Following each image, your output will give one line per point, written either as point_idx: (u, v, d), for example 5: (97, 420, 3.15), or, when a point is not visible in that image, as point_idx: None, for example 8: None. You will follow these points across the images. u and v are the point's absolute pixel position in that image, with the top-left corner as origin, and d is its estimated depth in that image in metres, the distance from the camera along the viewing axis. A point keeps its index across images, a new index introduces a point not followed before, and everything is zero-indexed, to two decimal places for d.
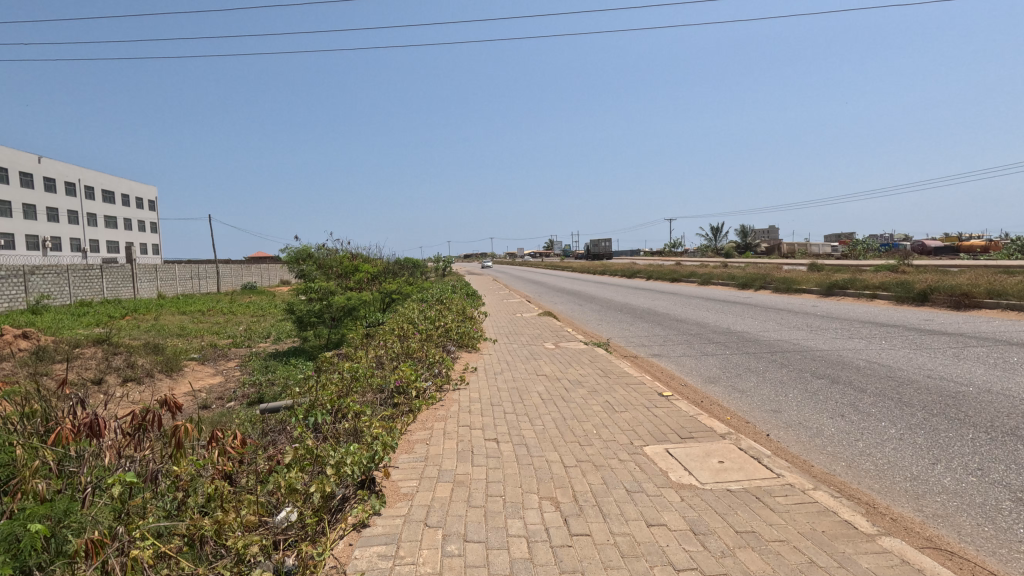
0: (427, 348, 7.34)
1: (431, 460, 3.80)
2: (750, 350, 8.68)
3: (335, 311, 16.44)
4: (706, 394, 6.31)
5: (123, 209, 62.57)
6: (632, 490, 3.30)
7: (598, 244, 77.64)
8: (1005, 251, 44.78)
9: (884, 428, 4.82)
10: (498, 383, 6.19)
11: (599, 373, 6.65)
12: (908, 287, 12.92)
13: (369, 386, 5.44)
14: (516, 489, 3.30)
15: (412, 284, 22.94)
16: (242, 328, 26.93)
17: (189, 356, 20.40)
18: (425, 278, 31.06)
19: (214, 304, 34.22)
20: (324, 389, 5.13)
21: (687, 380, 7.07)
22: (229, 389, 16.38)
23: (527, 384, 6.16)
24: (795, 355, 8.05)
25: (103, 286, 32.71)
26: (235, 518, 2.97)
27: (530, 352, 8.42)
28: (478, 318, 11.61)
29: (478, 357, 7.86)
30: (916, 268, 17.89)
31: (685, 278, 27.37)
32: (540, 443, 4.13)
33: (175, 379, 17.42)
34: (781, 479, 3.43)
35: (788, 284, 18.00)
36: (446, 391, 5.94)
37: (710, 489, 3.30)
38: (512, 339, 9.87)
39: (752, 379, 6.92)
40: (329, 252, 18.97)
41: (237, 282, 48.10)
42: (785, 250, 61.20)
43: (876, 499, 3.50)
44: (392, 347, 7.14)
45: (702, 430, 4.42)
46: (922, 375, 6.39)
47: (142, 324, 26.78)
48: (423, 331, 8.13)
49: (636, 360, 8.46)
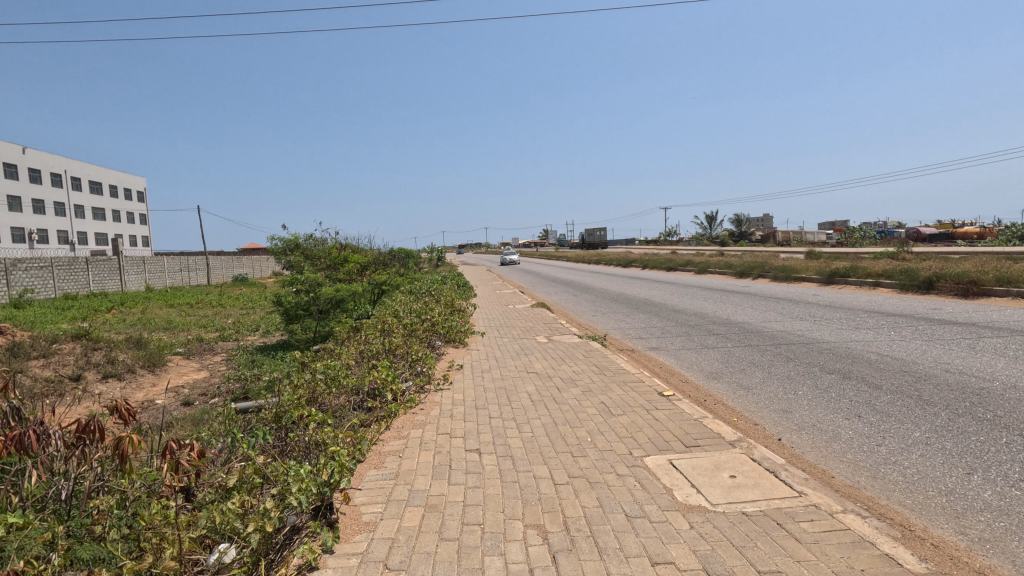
0: (410, 344, 6.85)
1: (402, 478, 3.33)
2: (753, 343, 8.23)
3: (322, 304, 15.95)
4: (709, 392, 5.86)
5: (112, 201, 61.67)
6: (632, 515, 2.84)
7: (593, 233, 77.02)
8: (1001, 238, 44.50)
9: (908, 431, 4.38)
10: (485, 383, 5.71)
11: (593, 370, 6.18)
12: (913, 275, 12.50)
13: (343, 389, 4.96)
14: (497, 515, 2.84)
15: (403, 275, 22.37)
16: (231, 321, 26.39)
17: (173, 351, 19.90)
18: (418, 269, 30.60)
19: (204, 296, 33.65)
20: (291, 394, 4.66)
21: (688, 376, 6.61)
22: (214, 385, 15.94)
23: (516, 383, 5.68)
24: (801, 348, 7.61)
25: (89, 279, 32.00)
26: (161, 558, 2.48)
27: (522, 346, 7.95)
28: (468, 311, 11.15)
29: (465, 353, 7.37)
30: (918, 256, 17.47)
31: (682, 266, 26.92)
32: (528, 455, 3.66)
33: (157, 375, 16.94)
34: (804, 498, 2.98)
35: (787, 272, 17.57)
36: (428, 392, 5.45)
37: (722, 512, 2.85)
38: (503, 332, 9.38)
39: (757, 375, 6.46)
40: (318, 242, 18.33)
41: (228, 274, 47.45)
42: (781, 239, 60.89)
43: (911, 519, 3.06)
44: (372, 343, 6.64)
45: (709, 436, 3.98)
46: (940, 370, 5.96)
47: (127, 317, 26.22)
48: (407, 324, 7.63)
49: (633, 354, 8.00)
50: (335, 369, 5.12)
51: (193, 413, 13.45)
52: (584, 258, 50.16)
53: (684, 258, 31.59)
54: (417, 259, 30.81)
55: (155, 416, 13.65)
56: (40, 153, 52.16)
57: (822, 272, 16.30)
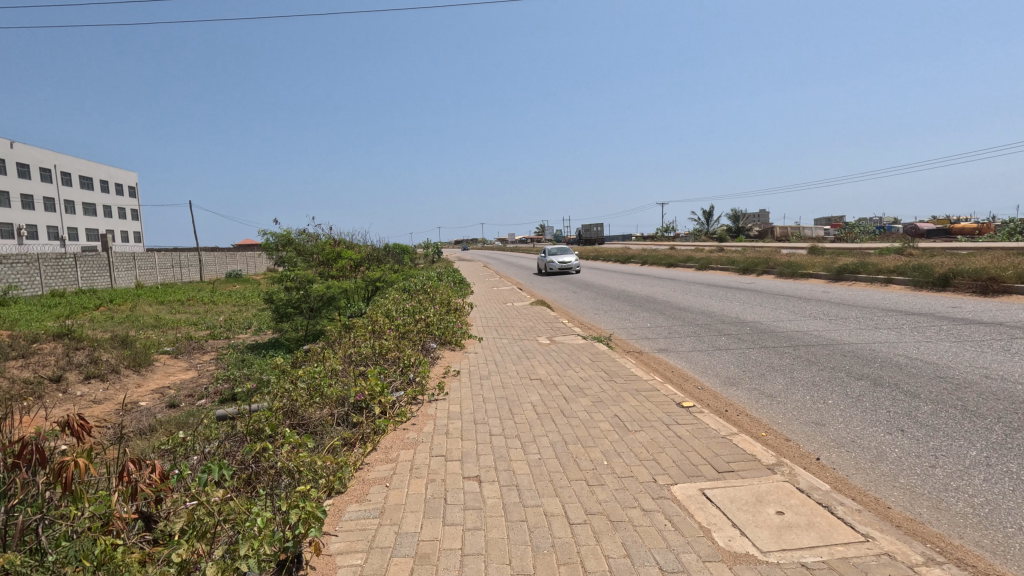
0: (403, 347, 6.31)
1: (387, 516, 2.81)
2: (768, 345, 7.72)
3: (313, 302, 15.38)
4: (730, 402, 5.35)
5: (104, 196, 60.78)
6: (668, 568, 2.32)
7: (590, 229, 76.52)
8: (1002, 234, 44.17)
9: (963, 449, 3.88)
10: (484, 391, 5.18)
11: (602, 376, 5.67)
12: (927, 271, 12.03)
13: (324, 403, 4.40)
14: (502, 570, 2.32)
15: (398, 272, 21.77)
16: (222, 318, 25.76)
17: (161, 350, 19.32)
18: (414, 264, 30.06)
19: (195, 293, 32.98)
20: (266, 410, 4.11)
21: (703, 383, 6.09)
22: (201, 386, 15.38)
23: (519, 392, 5.15)
24: (821, 350, 7.12)
25: (78, 275, 31.27)
26: None
27: (523, 349, 7.41)
28: (465, 311, 10.61)
29: (462, 357, 6.84)
30: (926, 252, 17.03)
31: (682, 262, 26.46)
32: (537, 485, 3.15)
33: (143, 375, 16.40)
34: (871, 545, 2.48)
35: (793, 268, 17.10)
36: (420, 404, 4.90)
37: (777, 565, 2.35)
38: (501, 333, 8.84)
39: (778, 381, 5.96)
40: (310, 237, 17.31)
41: (221, 270, 46.75)
42: (779, 234, 60.57)
43: (996, 566, 2.56)
44: (361, 348, 6.09)
45: (743, 459, 3.47)
46: (980, 376, 5.46)
47: (116, 315, 25.58)
48: (399, 326, 7.10)
49: (641, 357, 7.46)
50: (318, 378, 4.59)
51: (178, 416, 12.90)
52: (582, 254, 49.70)
53: (684, 254, 31.08)
54: (413, 254, 30.22)
55: (138, 419, 13.10)
56: (29, 147, 51.21)
57: (829, 269, 15.84)
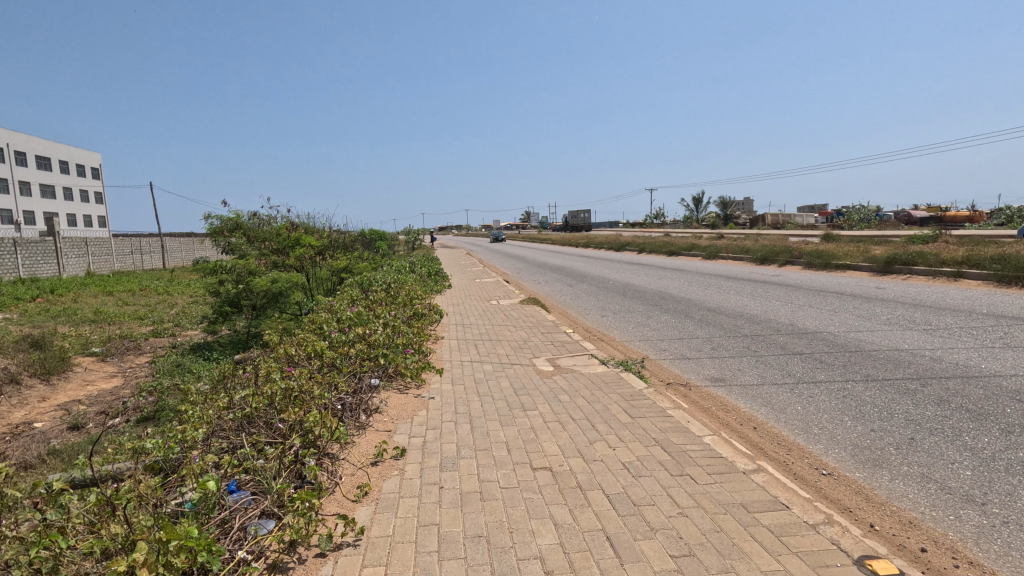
0: (314, 399, 3.71)
1: None
2: (875, 376, 5.22)
3: (257, 298, 12.51)
4: (916, 525, 2.79)
5: (66, 178, 56.57)
6: None
7: (577, 215, 74.03)
8: (1002, 219, 42.64)
9: None
10: (443, 513, 2.61)
11: (664, 463, 3.11)
12: (1014, 263, 9.67)
13: None
14: None
15: (369, 261, 18.90)
16: (174, 311, 22.78)
17: (87, 352, 16.36)
18: (391, 253, 27.35)
19: (151, 283, 29.75)
20: None
21: (826, 462, 3.57)
22: (119, 401, 12.54)
23: (513, 516, 2.56)
24: (973, 388, 4.65)
25: (18, 263, 27.60)
26: None
27: (515, 386, 4.82)
28: (434, 319, 7.96)
29: (418, 408, 4.25)
30: (975, 240, 14.71)
31: (685, 251, 24.01)
32: None
33: (53, 389, 13.53)
34: None
35: (824, 258, 14.72)
36: (299, 558, 2.31)
37: None
38: (482, 352, 6.26)
39: (957, 461, 3.45)
40: (265, 221, 14.68)
41: (187, 257, 43.47)
42: (772, 222, 58.70)
43: None
44: (251, 409, 3.55)
45: None
46: None
47: (52, 307, 22.41)
48: (322, 361, 4.50)
49: (693, 397, 4.92)
50: (47, 541, 2.11)
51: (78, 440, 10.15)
52: (574, 241, 47.15)
53: (684, 241, 28.67)
54: (389, 241, 27.40)
55: (26, 447, 10.07)
56: None
57: (871, 260, 13.49)
